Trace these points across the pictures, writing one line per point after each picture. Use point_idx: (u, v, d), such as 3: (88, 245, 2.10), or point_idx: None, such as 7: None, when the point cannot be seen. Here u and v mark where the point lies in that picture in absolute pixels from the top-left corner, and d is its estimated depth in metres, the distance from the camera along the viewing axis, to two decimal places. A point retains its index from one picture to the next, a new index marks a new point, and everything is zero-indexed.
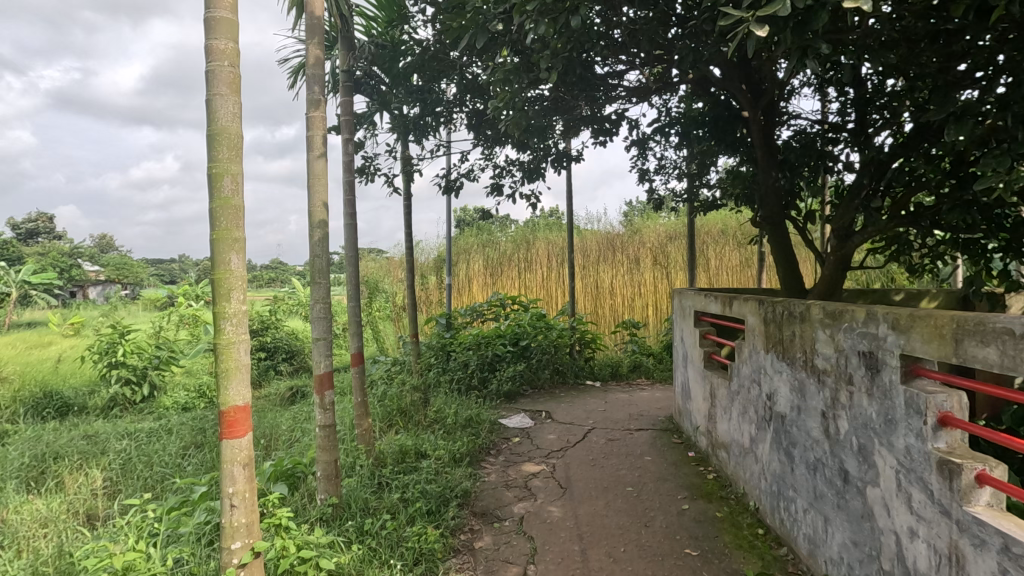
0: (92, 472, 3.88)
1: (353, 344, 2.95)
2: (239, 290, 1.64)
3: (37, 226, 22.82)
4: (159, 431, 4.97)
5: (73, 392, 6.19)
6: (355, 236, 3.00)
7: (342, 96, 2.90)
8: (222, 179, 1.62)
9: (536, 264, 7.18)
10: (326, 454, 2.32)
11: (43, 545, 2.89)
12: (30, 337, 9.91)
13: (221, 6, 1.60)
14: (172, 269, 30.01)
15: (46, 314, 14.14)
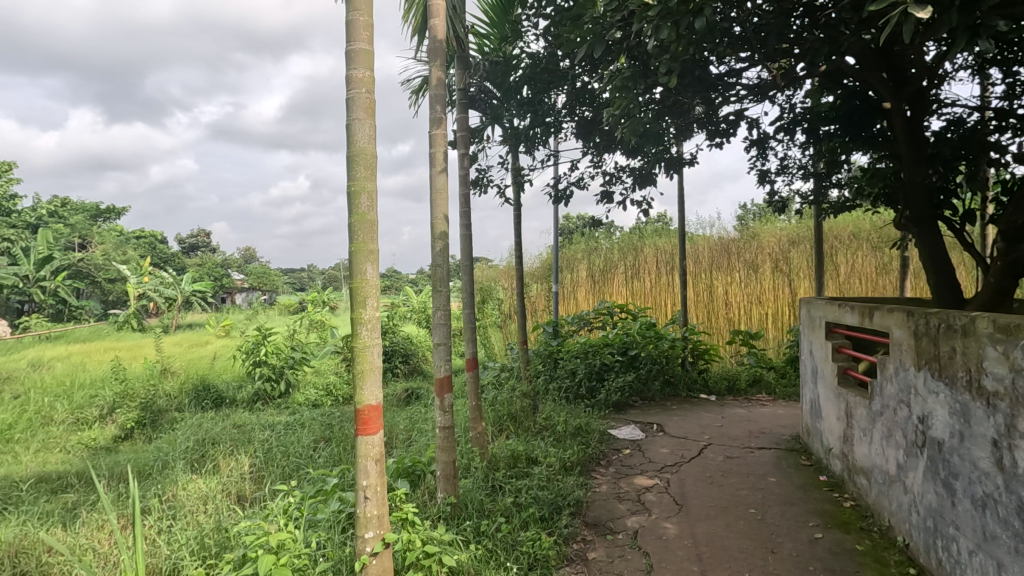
0: (242, 458, 4.38)
1: (468, 349, 3.06)
2: (373, 298, 1.77)
3: (198, 241, 26.34)
4: (294, 425, 5.49)
5: (225, 386, 7.02)
6: (470, 246, 3.13)
7: (459, 113, 3.04)
8: (360, 197, 1.76)
9: (644, 271, 7.00)
10: (445, 454, 2.43)
11: (206, 519, 3.31)
12: (191, 336, 11.42)
13: (360, 39, 1.75)
14: (303, 278, 33.10)
15: (203, 316, 16.22)
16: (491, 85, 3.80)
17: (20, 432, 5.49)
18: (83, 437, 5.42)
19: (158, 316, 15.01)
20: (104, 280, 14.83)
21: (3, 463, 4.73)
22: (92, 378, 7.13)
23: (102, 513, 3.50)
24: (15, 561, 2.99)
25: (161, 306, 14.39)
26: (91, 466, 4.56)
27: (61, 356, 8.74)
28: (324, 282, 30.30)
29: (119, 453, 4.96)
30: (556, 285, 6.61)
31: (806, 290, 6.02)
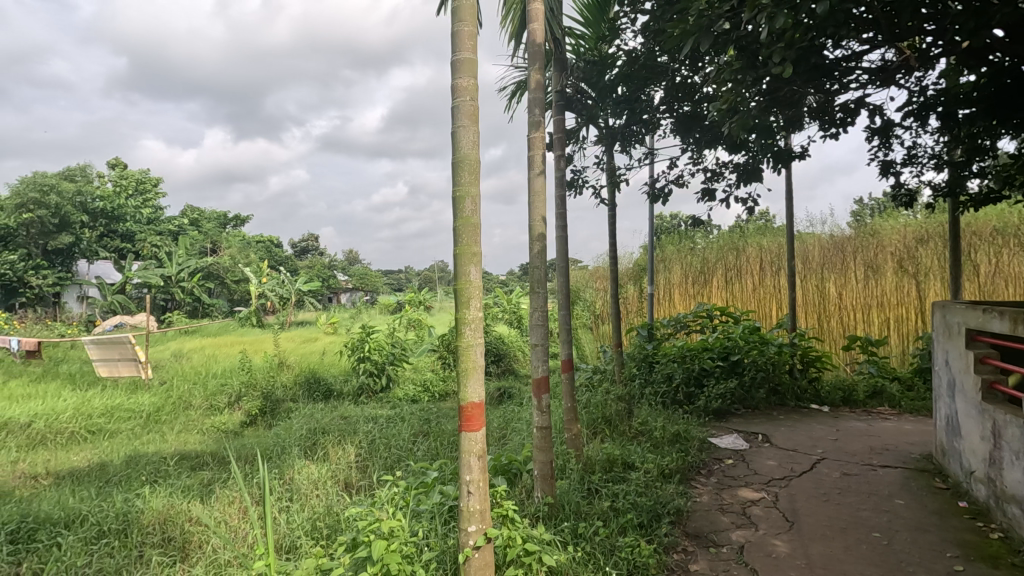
0: (349, 447, 4.70)
1: (563, 351, 3.06)
2: (476, 298, 1.82)
3: (308, 244, 28.59)
4: (395, 418, 5.79)
5: (333, 379, 7.55)
6: (566, 247, 3.14)
7: (555, 115, 3.06)
8: (464, 201, 1.82)
9: (746, 271, 6.61)
10: (542, 454, 2.46)
11: (320, 502, 3.58)
12: (303, 332, 12.41)
13: (465, 48, 1.81)
14: (401, 279, 34.77)
15: (313, 315, 17.57)
16: (587, 85, 3.78)
17: (165, 414, 6.26)
18: (214, 421, 6.06)
19: (275, 314, 16.46)
20: (230, 281, 16.51)
21: (153, 440, 5.41)
22: (222, 369, 7.96)
23: (232, 490, 3.90)
24: (164, 527, 3.40)
25: (278, 305, 15.76)
26: (222, 447, 5.09)
27: (197, 349, 9.84)
28: (420, 283, 31.66)
29: (244, 437, 5.50)
30: (651, 287, 6.43)
31: (938, 292, 5.40)
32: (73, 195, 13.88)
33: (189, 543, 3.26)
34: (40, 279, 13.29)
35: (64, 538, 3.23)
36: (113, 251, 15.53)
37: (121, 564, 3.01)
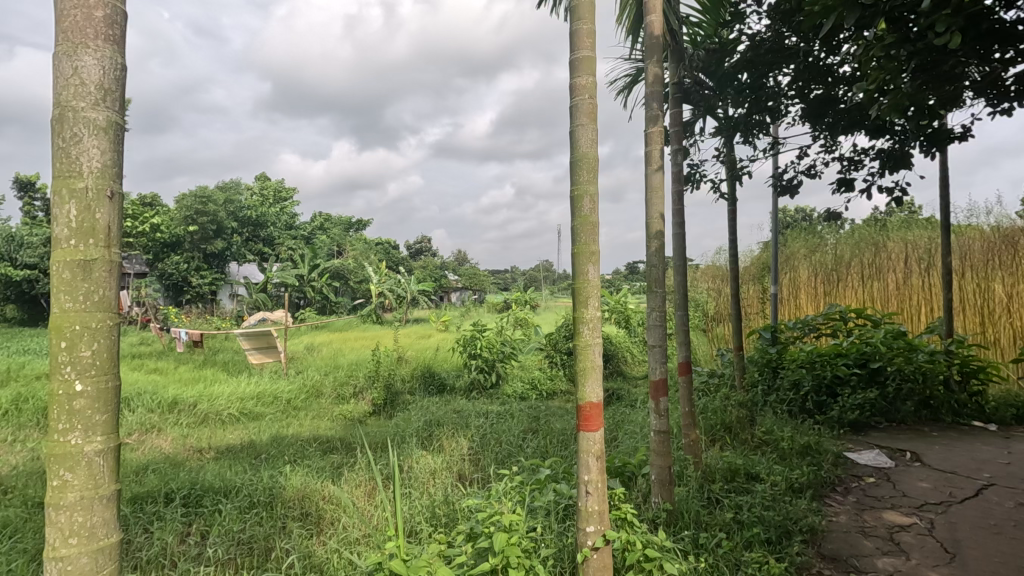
0: (462, 440, 4.88)
1: (680, 353, 2.95)
2: (595, 298, 1.81)
3: (422, 246, 30.18)
4: (505, 415, 5.93)
5: (446, 375, 7.89)
6: (683, 245, 3.02)
7: (672, 108, 2.95)
8: (582, 200, 1.82)
9: (887, 269, 5.92)
10: (660, 458, 2.39)
11: (437, 490, 3.76)
12: (418, 329, 13.10)
13: (583, 47, 1.81)
14: (508, 279, 35.51)
15: (426, 312, 18.50)
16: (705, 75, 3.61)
17: (301, 401, 6.92)
18: (342, 410, 6.60)
19: (392, 311, 17.56)
20: (354, 281, 17.87)
21: (291, 424, 6.01)
22: (348, 361, 8.64)
23: (358, 474, 4.22)
24: (302, 503, 3.76)
25: (395, 303, 16.80)
26: (349, 434, 5.52)
27: (326, 342, 10.76)
28: (526, 282, 32.12)
29: (368, 425, 5.92)
30: (774, 287, 5.98)
31: None
32: (225, 205, 15.82)
33: (323, 519, 3.57)
34: (200, 279, 15.28)
35: (222, 506, 3.69)
36: (257, 254, 17.47)
37: (268, 533, 3.38)
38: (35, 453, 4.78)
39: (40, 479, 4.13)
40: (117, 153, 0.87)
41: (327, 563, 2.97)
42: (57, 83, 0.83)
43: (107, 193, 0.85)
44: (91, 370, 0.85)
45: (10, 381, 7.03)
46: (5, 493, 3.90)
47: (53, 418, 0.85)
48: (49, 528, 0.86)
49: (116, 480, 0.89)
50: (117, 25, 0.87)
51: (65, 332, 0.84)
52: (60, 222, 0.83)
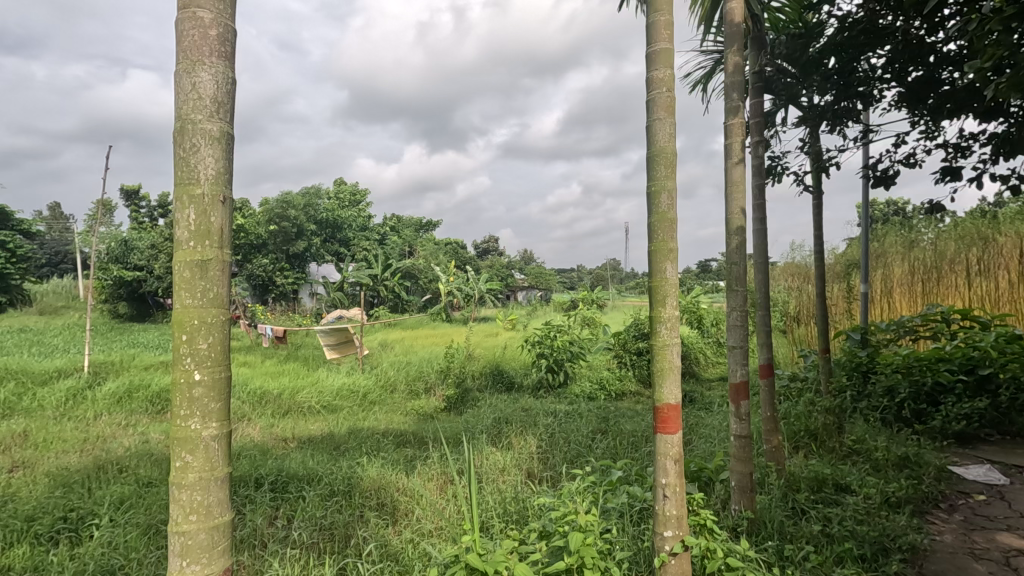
0: (531, 438, 4.90)
1: (761, 355, 2.81)
2: (673, 296, 1.75)
3: (489, 246, 30.60)
4: (573, 414, 5.89)
5: (515, 373, 7.95)
6: (765, 242, 2.88)
7: (752, 98, 2.83)
8: (660, 195, 1.77)
9: (998, 266, 5.36)
10: (740, 464, 2.29)
11: (507, 487, 3.80)
12: (486, 327, 13.27)
13: (661, 39, 1.76)
14: (574, 278, 35.30)
15: (493, 311, 18.73)
16: (787, 62, 3.37)
17: (376, 396, 7.20)
18: (414, 405, 6.81)
19: (461, 310, 17.91)
20: (424, 280, 18.40)
21: (367, 418, 6.27)
22: (420, 358, 8.90)
23: (430, 468, 4.33)
24: (378, 494, 3.91)
25: (463, 302, 17.12)
26: (421, 429, 5.69)
27: (399, 339, 11.14)
28: (593, 281, 31.77)
29: (439, 421, 6.07)
30: (864, 287, 5.57)
31: None
32: (305, 209, 16.75)
33: (398, 510, 3.70)
34: (283, 278, 16.25)
35: (306, 493, 3.91)
36: (334, 254, 18.35)
37: (348, 520, 3.54)
38: (145, 437, 5.27)
39: (148, 461, 4.54)
40: (227, 160, 0.94)
41: (403, 553, 3.07)
42: (178, 98, 0.91)
43: (220, 198, 0.92)
44: (207, 360, 0.93)
45: (123, 371, 7.78)
46: (120, 472, 4.33)
47: (175, 404, 0.93)
48: (172, 504, 0.94)
49: (228, 463, 0.97)
50: (228, 42, 0.94)
51: (186, 326, 0.92)
52: (181, 225, 0.91)
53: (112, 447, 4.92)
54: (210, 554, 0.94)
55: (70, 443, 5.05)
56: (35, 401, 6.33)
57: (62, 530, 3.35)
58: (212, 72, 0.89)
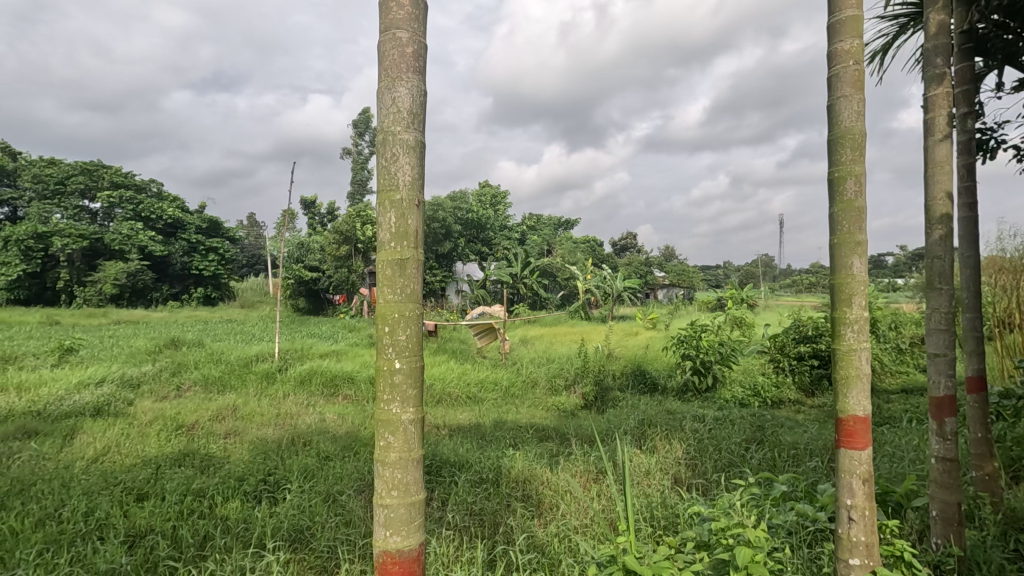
0: (677, 443, 4.70)
1: (970, 365, 2.39)
2: (861, 296, 1.55)
3: (627, 243, 29.96)
4: (724, 420, 5.53)
5: (658, 373, 7.67)
6: (974, 231, 2.45)
7: (959, 63, 2.42)
8: (845, 182, 1.58)
9: None
10: (944, 492, 1.97)
11: (655, 492, 3.67)
12: (626, 326, 12.99)
13: (848, 5, 1.57)
14: (719, 275, 33.15)
15: (632, 310, 18.26)
16: (1006, 16, 2.82)
17: (518, 390, 7.43)
18: (555, 401, 6.90)
19: (599, 308, 17.73)
20: (562, 279, 18.58)
21: (511, 411, 6.47)
22: (560, 355, 8.98)
23: (573, 464, 4.35)
24: (524, 485, 4.02)
25: (601, 300, 16.94)
26: (563, 425, 5.73)
27: (538, 336, 11.36)
28: (741, 278, 29.48)
29: (580, 418, 6.06)
30: None
31: None
32: (452, 211, 17.83)
33: (542, 502, 3.77)
34: (433, 276, 17.48)
35: (458, 478, 4.16)
36: (477, 254, 19.28)
37: (496, 509, 3.68)
38: (322, 416, 5.99)
39: (326, 437, 5.17)
40: (421, 167, 1.03)
41: (549, 546, 3.12)
42: (381, 113, 1.01)
43: (415, 202, 1.01)
44: (406, 352, 1.02)
45: (304, 358, 8.95)
46: (305, 446, 4.97)
47: (380, 389, 1.04)
48: (378, 479, 1.05)
49: (422, 445, 1.06)
50: (422, 57, 1.03)
51: (388, 319, 1.02)
52: (384, 228, 1.02)
53: (297, 424, 5.68)
54: (408, 527, 1.04)
55: (266, 418, 5.92)
56: (240, 379, 7.53)
57: (263, 490, 3.94)
58: (410, 86, 0.98)
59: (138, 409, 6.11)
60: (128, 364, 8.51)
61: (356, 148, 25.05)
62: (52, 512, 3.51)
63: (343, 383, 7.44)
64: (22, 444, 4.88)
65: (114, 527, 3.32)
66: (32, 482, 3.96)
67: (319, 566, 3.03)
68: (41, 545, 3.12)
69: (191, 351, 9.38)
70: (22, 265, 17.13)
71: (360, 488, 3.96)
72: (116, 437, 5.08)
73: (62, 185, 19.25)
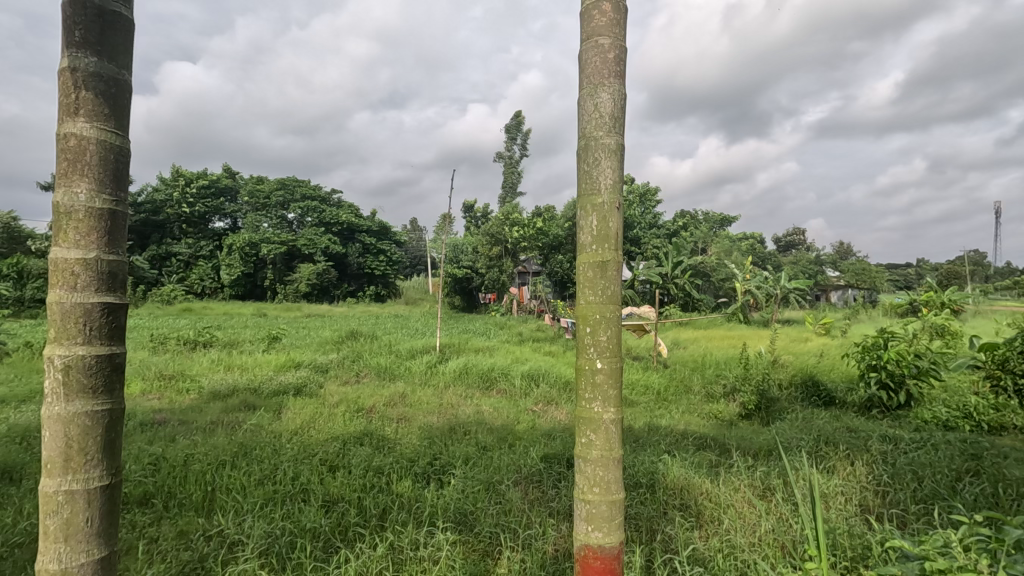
0: (862, 466, 4.14)
1: None
2: None
3: (794, 239, 27.11)
4: (923, 443, 4.74)
5: (834, 386, 6.82)
6: None
7: None
8: None
9: None
10: None
11: (837, 517, 3.28)
12: (793, 332, 11.76)
13: None
14: (911, 275, 28.47)
15: (800, 314, 16.45)
16: None
17: (671, 394, 7.13)
18: (712, 409, 6.49)
19: (759, 311, 16.27)
20: (717, 279, 17.45)
21: (664, 415, 6.24)
22: (717, 360, 8.43)
23: (736, 477, 4.05)
24: (682, 494, 3.81)
25: (762, 303, 15.41)
26: (722, 435, 5.37)
27: (693, 339, 10.78)
28: (941, 278, 25.00)
29: (742, 429, 5.62)
30: None
31: None
32: None
33: (703, 514, 3.57)
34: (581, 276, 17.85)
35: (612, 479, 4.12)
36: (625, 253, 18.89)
37: (652, 515, 3.55)
38: (479, 408, 6.35)
39: (483, 428, 5.47)
40: (620, 169, 1.12)
41: (713, 561, 2.96)
42: (585, 119, 1.12)
43: (616, 205, 1.10)
44: (607, 352, 1.13)
45: (461, 352, 9.57)
46: (465, 435, 5.32)
47: (582, 387, 1.16)
48: (581, 476, 1.18)
49: (622, 447, 1.16)
50: (621, 60, 1.12)
51: (590, 321, 1.13)
52: (586, 231, 1.12)
53: (457, 414, 6.08)
54: (610, 525, 1.15)
55: (430, 406, 6.44)
56: (407, 370, 8.28)
57: (431, 473, 4.29)
58: (613, 91, 1.07)
59: (328, 391, 7.02)
60: (319, 352, 9.83)
61: (507, 152, 26.12)
62: (268, 474, 4.18)
63: (497, 377, 7.80)
64: (245, 415, 5.90)
65: (314, 492, 3.87)
66: (253, 447, 4.76)
67: (482, 550, 3.21)
68: (262, 500, 3.73)
69: (366, 342, 10.53)
70: (241, 266, 20.60)
71: (518, 479, 4.11)
72: (312, 414, 5.89)
73: (269, 198, 22.90)
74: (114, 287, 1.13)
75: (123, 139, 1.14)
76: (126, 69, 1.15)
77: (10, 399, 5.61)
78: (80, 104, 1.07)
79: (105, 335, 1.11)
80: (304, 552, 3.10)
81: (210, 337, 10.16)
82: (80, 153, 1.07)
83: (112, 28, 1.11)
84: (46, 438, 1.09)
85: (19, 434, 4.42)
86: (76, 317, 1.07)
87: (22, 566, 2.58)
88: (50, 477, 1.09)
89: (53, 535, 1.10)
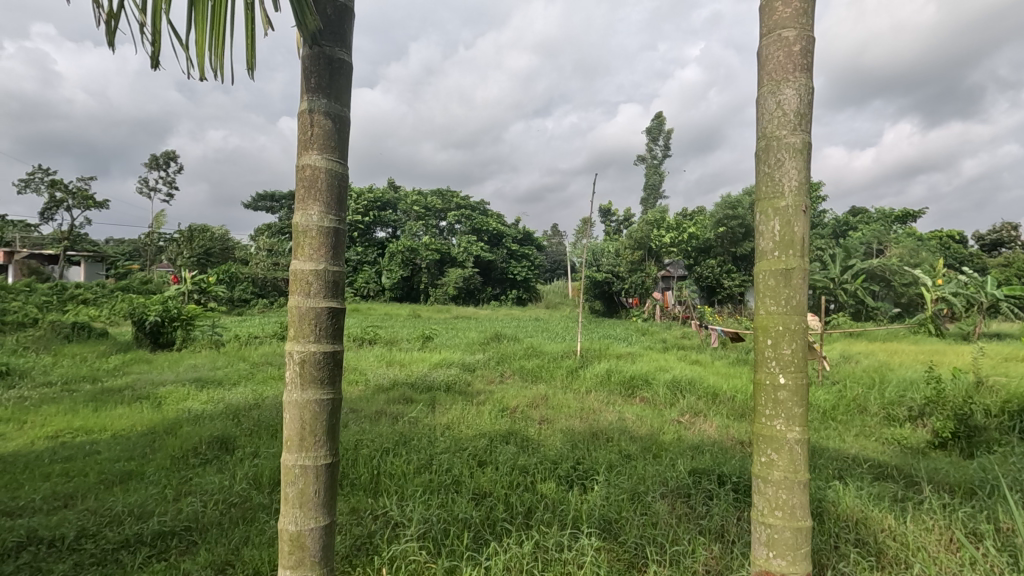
0: None
1: None
2: None
3: (1001, 236, 22.59)
4: None
5: None
6: None
7: None
8: None
9: None
10: None
11: None
12: (1005, 349, 9.75)
13: None
14: None
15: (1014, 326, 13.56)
16: None
17: (842, 413, 6.34)
18: (895, 434, 5.64)
19: (957, 322, 13.73)
20: (899, 284, 15.11)
21: (832, 437, 5.57)
22: (898, 378, 7.31)
23: (929, 516, 3.48)
24: (858, 528, 3.34)
25: (960, 313, 12.98)
26: (909, 464, 4.65)
27: (867, 353, 9.48)
28: None
29: (937, 460, 4.79)
30: None
31: None
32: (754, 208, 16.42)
33: (884, 554, 3.10)
34: (731, 280, 16.69)
35: None
36: None
37: (820, 547, 3.16)
38: (621, 415, 6.23)
39: (626, 437, 5.35)
40: (807, 168, 1.09)
41: None
42: (766, 119, 1.12)
43: (801, 208, 1.08)
44: (791, 367, 1.10)
45: (603, 357, 9.47)
46: (608, 441, 5.25)
47: (761, 403, 1.15)
48: (761, 496, 1.16)
49: (807, 469, 1.12)
50: (808, 51, 1.09)
51: (770, 332, 1.12)
52: (768, 237, 1.11)
53: (599, 419, 6.03)
54: (795, 552, 1.12)
55: (572, 410, 6.47)
56: (550, 373, 8.40)
57: (575, 477, 4.30)
58: (798, 86, 1.07)
59: (474, 390, 7.39)
60: (467, 351, 10.43)
61: (650, 153, 25.43)
62: (425, 463, 4.53)
63: (640, 385, 7.57)
64: (404, 407, 6.45)
65: (466, 484, 4.11)
66: (411, 437, 5.20)
67: (627, 560, 3.14)
68: (420, 488, 4.04)
69: (510, 344, 10.89)
70: (400, 271, 22.45)
71: (664, 491, 3.98)
72: (461, 411, 6.26)
73: (425, 209, 24.88)
74: (336, 293, 1.32)
75: (342, 166, 1.33)
76: (346, 106, 1.34)
77: (225, 382, 6.76)
78: (314, 139, 1.28)
79: (329, 335, 1.30)
80: (457, 540, 3.30)
81: (374, 336, 11.29)
82: (313, 181, 1.28)
83: (339, 74, 1.30)
84: (288, 419, 1.31)
85: (232, 412, 5.31)
86: (310, 320, 1.27)
87: (235, 523, 3.09)
88: (290, 452, 1.31)
89: (292, 502, 1.32)
